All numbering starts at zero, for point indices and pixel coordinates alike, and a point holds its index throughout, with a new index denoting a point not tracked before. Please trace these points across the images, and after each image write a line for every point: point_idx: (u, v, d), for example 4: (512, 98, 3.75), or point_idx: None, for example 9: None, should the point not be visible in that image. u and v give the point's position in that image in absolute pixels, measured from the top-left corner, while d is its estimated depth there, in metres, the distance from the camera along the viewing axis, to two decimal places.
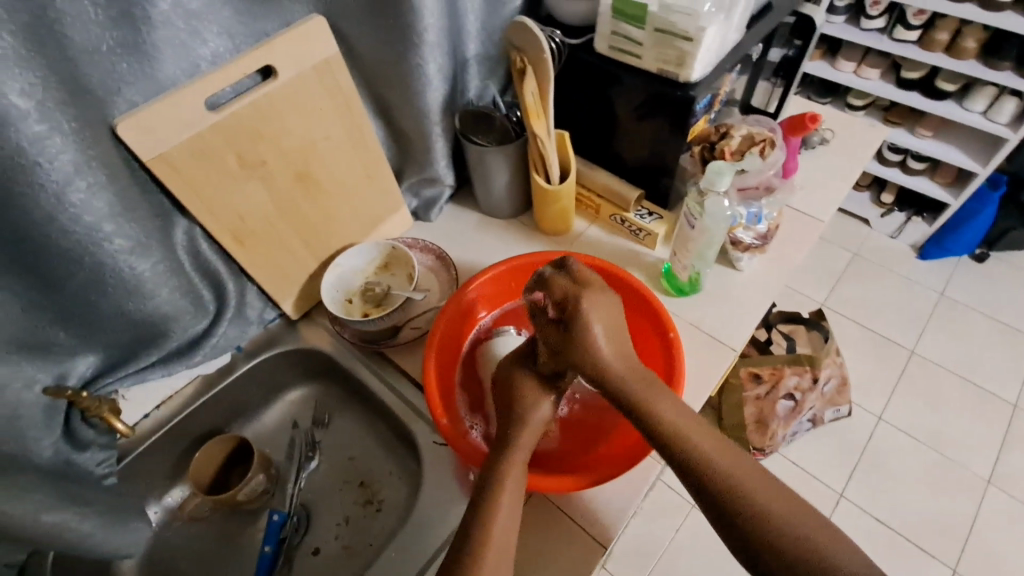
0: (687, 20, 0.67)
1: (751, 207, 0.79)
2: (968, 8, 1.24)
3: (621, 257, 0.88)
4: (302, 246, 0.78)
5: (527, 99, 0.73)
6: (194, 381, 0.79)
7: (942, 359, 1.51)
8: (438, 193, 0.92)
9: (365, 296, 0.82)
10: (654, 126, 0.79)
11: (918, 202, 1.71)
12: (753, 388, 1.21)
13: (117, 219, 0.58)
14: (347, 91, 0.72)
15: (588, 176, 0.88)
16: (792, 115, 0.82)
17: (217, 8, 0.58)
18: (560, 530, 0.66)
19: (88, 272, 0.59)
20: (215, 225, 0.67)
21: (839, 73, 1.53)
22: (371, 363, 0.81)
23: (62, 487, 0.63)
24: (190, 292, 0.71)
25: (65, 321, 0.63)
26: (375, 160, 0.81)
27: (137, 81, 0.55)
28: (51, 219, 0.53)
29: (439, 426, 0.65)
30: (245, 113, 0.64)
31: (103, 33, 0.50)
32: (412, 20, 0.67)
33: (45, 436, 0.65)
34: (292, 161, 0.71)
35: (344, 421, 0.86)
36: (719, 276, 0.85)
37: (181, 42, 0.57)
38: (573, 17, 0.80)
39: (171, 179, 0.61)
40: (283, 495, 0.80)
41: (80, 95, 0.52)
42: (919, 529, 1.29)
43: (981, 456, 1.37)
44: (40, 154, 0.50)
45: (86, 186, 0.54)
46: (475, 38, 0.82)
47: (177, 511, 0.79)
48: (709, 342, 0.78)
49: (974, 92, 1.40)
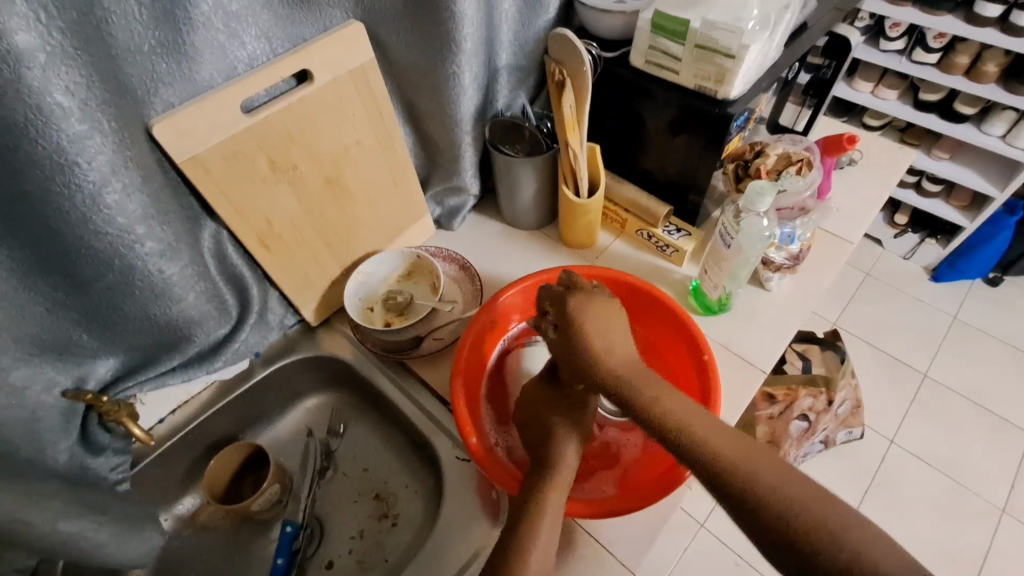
0: (729, 37, 0.66)
1: (786, 227, 0.78)
2: (989, 33, 1.23)
3: (647, 273, 0.87)
4: (327, 252, 0.77)
5: (564, 111, 0.72)
6: (210, 386, 0.77)
7: (955, 384, 1.49)
8: (462, 203, 0.90)
9: (387, 304, 0.81)
10: (687, 142, 0.78)
11: (932, 224, 1.68)
12: (767, 408, 1.18)
13: (148, 221, 0.57)
14: (379, 97, 0.71)
15: (616, 190, 0.87)
16: (828, 136, 0.81)
17: (256, 11, 0.58)
18: (584, 552, 0.64)
19: (118, 274, 0.58)
20: (242, 229, 0.66)
21: (856, 93, 1.53)
22: (391, 374, 0.79)
23: (78, 493, 0.61)
24: (214, 297, 0.70)
25: (89, 323, 0.61)
26: (403, 167, 0.80)
27: (175, 82, 0.54)
28: (84, 220, 0.52)
29: (469, 445, 0.64)
30: (279, 118, 0.63)
31: (146, 32, 0.49)
32: (451, 28, 0.66)
33: (62, 440, 0.63)
34: (322, 167, 0.70)
35: (359, 431, 0.84)
36: (748, 295, 0.83)
37: (220, 44, 0.56)
38: (608, 31, 0.79)
39: (203, 182, 0.59)
40: (295, 506, 0.77)
41: (119, 95, 0.51)
42: (931, 557, 1.26)
43: (994, 484, 1.34)
44: (79, 153, 0.48)
45: (121, 187, 0.53)
46: (507, 48, 0.81)
47: (189, 519, 0.78)
48: (737, 362, 0.77)
49: (993, 116, 1.39)
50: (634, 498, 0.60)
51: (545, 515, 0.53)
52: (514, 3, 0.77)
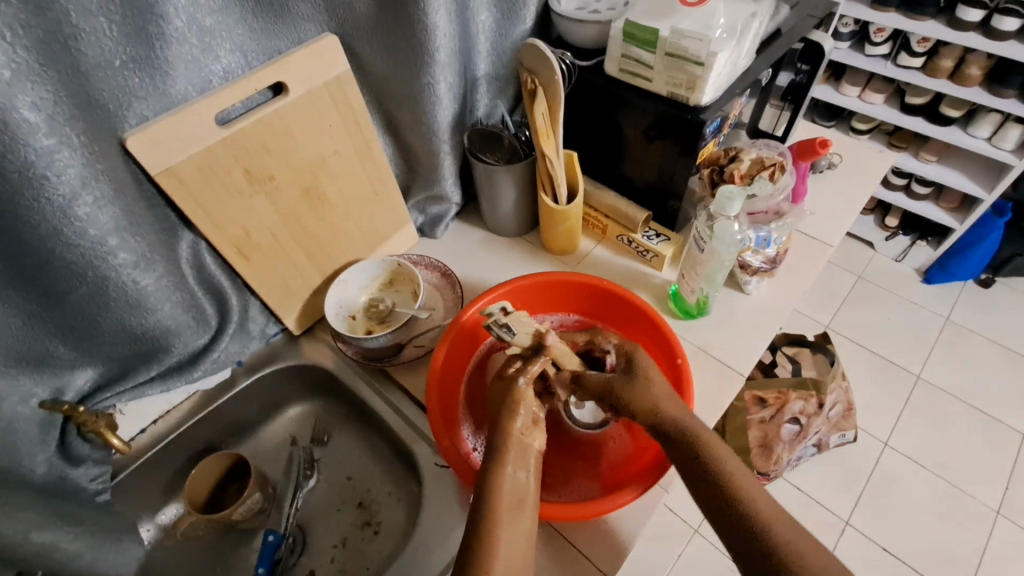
0: (697, 46, 0.67)
1: (761, 231, 0.79)
2: (970, 36, 1.24)
3: (627, 278, 0.87)
4: (306, 261, 0.78)
5: (537, 119, 0.73)
6: (192, 396, 0.78)
7: (949, 386, 1.49)
8: (444, 211, 0.91)
9: (369, 313, 0.81)
10: (663, 148, 0.79)
11: (924, 226, 1.70)
12: (757, 412, 1.19)
13: (122, 233, 0.58)
14: (356, 107, 0.72)
15: (595, 196, 0.87)
16: (801, 140, 0.82)
17: (230, 25, 0.59)
18: (561, 558, 0.64)
19: (92, 285, 0.59)
20: (220, 239, 0.66)
21: (843, 97, 1.54)
22: (371, 381, 0.79)
23: (53, 505, 0.61)
24: (192, 307, 0.71)
25: (65, 334, 0.62)
26: (382, 177, 0.81)
27: (148, 96, 0.55)
28: (55, 232, 0.53)
29: (442, 447, 0.65)
30: (254, 129, 0.64)
31: (117, 48, 0.51)
32: (424, 39, 0.67)
33: (40, 451, 0.63)
34: (300, 178, 0.71)
35: (342, 439, 0.84)
36: (728, 299, 0.84)
37: (194, 58, 0.57)
38: (583, 40, 0.81)
39: (178, 193, 0.60)
40: (279, 515, 0.78)
41: (91, 109, 0.52)
42: (926, 560, 1.25)
43: (989, 486, 1.34)
44: (48, 167, 0.49)
45: (92, 200, 0.54)
46: (484, 59, 0.82)
47: (171, 529, 0.78)
48: (717, 366, 0.77)
49: (979, 118, 1.40)
50: (621, 494, 0.60)
51: (504, 518, 0.53)
52: (490, 15, 0.78)
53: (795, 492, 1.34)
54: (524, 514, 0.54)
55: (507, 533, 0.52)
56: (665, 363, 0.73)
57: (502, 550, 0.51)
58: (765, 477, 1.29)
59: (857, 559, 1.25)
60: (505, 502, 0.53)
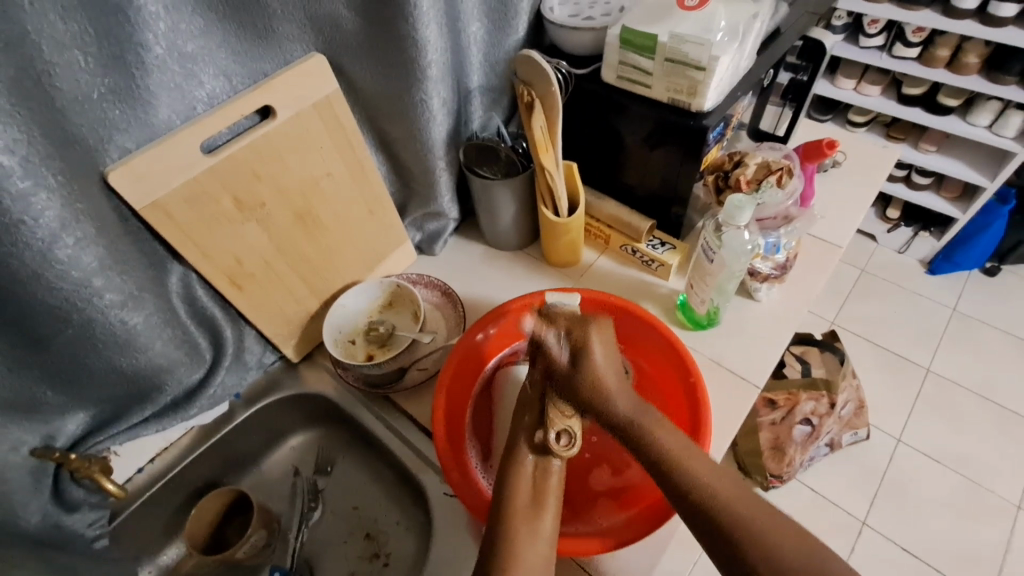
0: (698, 50, 0.64)
1: (770, 237, 0.76)
2: (969, 25, 1.21)
3: (632, 289, 0.85)
4: (302, 286, 0.75)
5: (535, 133, 0.71)
6: (190, 431, 0.75)
7: (960, 377, 1.46)
8: (442, 227, 0.89)
9: (369, 336, 0.79)
10: (665, 155, 0.77)
11: (924, 216, 1.67)
12: (769, 413, 1.17)
13: (106, 272, 0.56)
14: (347, 127, 0.70)
15: (597, 206, 0.85)
16: (807, 142, 0.80)
17: (213, 49, 0.57)
18: None
19: (78, 329, 0.56)
20: (211, 270, 0.64)
21: (840, 90, 1.51)
22: (374, 408, 0.77)
23: (46, 558, 0.59)
24: (184, 342, 0.68)
25: (53, 380, 0.60)
26: (378, 196, 0.78)
27: (130, 127, 0.53)
28: (37, 276, 0.50)
29: (449, 480, 0.62)
30: (241, 156, 0.61)
31: (94, 80, 0.48)
32: (414, 55, 0.65)
33: (33, 500, 0.62)
34: (291, 202, 0.68)
35: (346, 466, 0.82)
36: (738, 307, 0.82)
37: (177, 85, 0.54)
38: (577, 48, 0.78)
39: (164, 226, 0.58)
40: (284, 549, 0.75)
41: (68, 148, 0.49)
42: (947, 559, 1.22)
43: (1007, 481, 1.31)
44: (25, 211, 0.47)
45: (74, 240, 0.52)
46: (477, 70, 0.80)
47: (173, 570, 0.75)
48: (731, 378, 0.75)
49: (978, 107, 1.37)
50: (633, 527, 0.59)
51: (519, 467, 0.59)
52: (481, 25, 0.76)
53: (811, 494, 1.31)
54: (544, 512, 0.55)
55: (527, 535, 0.53)
56: (678, 382, 0.71)
57: (523, 550, 0.52)
58: (778, 480, 1.22)
59: (875, 559, 1.23)
60: (524, 492, 0.56)
